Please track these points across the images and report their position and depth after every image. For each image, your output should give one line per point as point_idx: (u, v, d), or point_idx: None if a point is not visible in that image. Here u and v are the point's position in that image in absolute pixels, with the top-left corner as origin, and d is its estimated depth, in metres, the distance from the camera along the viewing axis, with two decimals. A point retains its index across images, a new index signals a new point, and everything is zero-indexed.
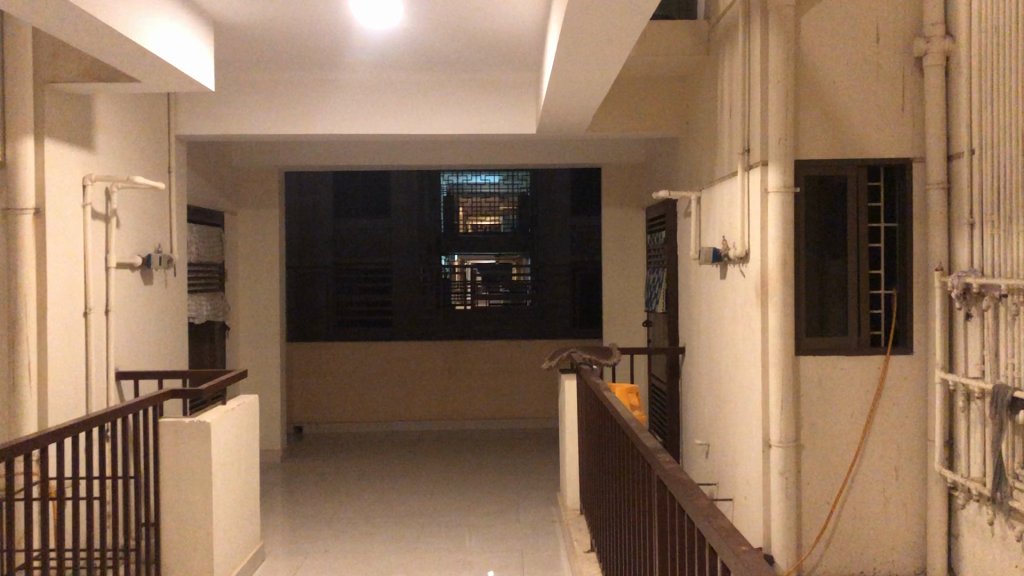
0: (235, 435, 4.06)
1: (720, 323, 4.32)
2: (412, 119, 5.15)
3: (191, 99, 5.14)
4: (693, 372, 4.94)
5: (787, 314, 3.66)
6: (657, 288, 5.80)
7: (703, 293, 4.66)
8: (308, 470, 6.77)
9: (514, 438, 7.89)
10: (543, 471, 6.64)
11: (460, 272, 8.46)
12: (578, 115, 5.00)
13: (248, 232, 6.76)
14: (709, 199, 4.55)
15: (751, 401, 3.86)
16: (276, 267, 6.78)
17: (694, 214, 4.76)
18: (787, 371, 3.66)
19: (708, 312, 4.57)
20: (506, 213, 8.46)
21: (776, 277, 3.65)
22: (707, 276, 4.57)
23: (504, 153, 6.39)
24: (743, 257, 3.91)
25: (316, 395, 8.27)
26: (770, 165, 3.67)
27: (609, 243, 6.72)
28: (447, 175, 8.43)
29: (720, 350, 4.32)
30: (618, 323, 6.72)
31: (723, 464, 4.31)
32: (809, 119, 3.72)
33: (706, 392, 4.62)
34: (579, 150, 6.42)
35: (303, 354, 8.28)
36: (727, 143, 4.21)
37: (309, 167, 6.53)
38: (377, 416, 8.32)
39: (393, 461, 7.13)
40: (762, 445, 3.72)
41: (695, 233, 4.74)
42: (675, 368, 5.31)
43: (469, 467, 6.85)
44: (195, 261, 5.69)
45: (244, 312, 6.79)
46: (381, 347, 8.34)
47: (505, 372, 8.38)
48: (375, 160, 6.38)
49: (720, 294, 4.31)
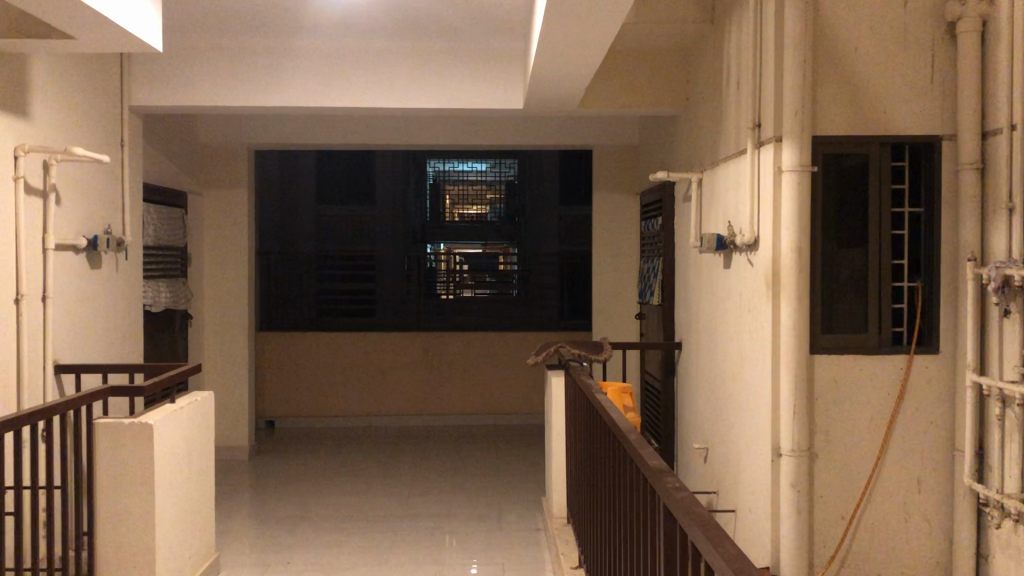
0: (187, 437, 3.66)
1: (723, 317, 3.94)
2: (388, 92, 4.74)
3: (146, 67, 4.69)
4: (691, 369, 4.56)
5: (803, 309, 3.27)
6: (653, 278, 5.40)
7: (704, 285, 4.28)
8: (278, 470, 6.35)
9: (498, 436, 7.50)
10: (529, 473, 6.25)
11: (446, 260, 8.05)
12: (569, 91, 4.61)
13: (216, 215, 6.33)
14: (712, 182, 4.18)
15: (759, 404, 3.48)
16: (245, 252, 6.37)
17: (695, 198, 4.38)
18: (802, 372, 3.29)
19: (709, 306, 4.18)
20: (493, 202, 8.05)
21: (791, 267, 3.27)
22: (708, 265, 4.18)
23: (489, 133, 5.99)
24: (752, 244, 3.53)
25: (289, 388, 7.82)
26: (785, 141, 3.28)
27: (600, 231, 6.34)
28: (434, 162, 8.03)
29: (724, 348, 3.94)
30: (609, 316, 6.33)
31: (725, 471, 3.93)
32: (828, 89, 3.33)
33: (707, 393, 4.25)
34: (570, 131, 6.04)
35: (276, 343, 7.78)
36: (734, 119, 3.82)
37: (282, 145, 6.11)
38: (351, 409, 7.87)
39: (369, 460, 6.71)
40: (772, 454, 3.34)
41: (695, 219, 4.35)
42: (671, 365, 4.95)
43: (450, 468, 6.45)
44: (152, 243, 5.26)
45: (211, 300, 6.37)
46: (357, 337, 7.84)
47: (487, 364, 7.90)
48: (352, 139, 5.97)
49: (724, 285, 3.93)
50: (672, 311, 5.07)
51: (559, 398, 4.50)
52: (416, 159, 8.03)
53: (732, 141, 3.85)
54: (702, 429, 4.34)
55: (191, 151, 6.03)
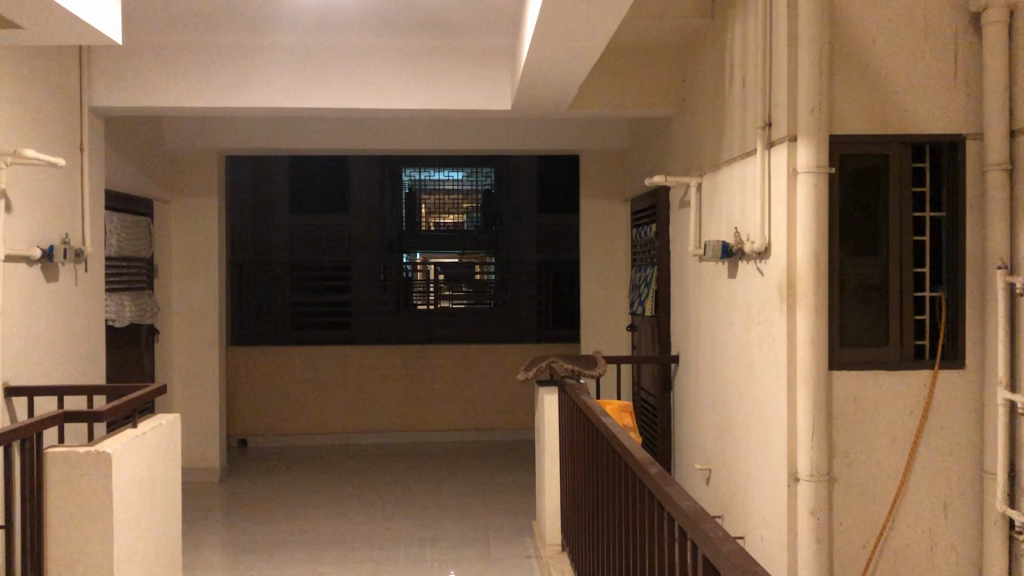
0: (150, 466, 3.35)
1: (728, 329, 3.70)
2: (369, 93, 4.47)
3: (107, 65, 4.38)
4: (691, 384, 4.31)
5: (821, 323, 3.03)
6: (645, 287, 5.14)
7: (705, 296, 4.04)
8: (252, 493, 6.02)
9: (481, 453, 7.21)
10: (515, 494, 5.97)
11: (422, 270, 7.77)
12: (561, 91, 4.35)
13: (184, 224, 6.01)
14: (713, 186, 3.94)
15: (772, 424, 3.23)
16: (215, 263, 6.05)
17: (694, 203, 4.14)
18: (820, 391, 3.04)
19: (711, 317, 3.94)
20: (470, 211, 7.78)
21: (807, 278, 3.03)
22: (711, 275, 3.94)
23: (472, 138, 5.74)
24: (764, 252, 3.28)
25: (263, 405, 7.49)
26: (800, 140, 3.04)
27: (587, 239, 6.08)
28: (409, 170, 7.71)
29: (729, 362, 3.69)
30: (596, 326, 6.07)
31: (732, 494, 3.68)
32: (845, 84, 3.09)
33: (709, 411, 4.00)
34: (557, 135, 5.80)
35: (250, 359, 7.51)
36: (740, 118, 3.59)
37: (254, 150, 5.81)
38: (328, 426, 7.55)
39: (347, 481, 6.41)
40: (788, 478, 3.10)
41: (695, 225, 4.11)
42: (665, 379, 4.70)
43: (432, 488, 6.17)
44: (115, 254, 4.93)
45: (179, 314, 6.04)
46: (335, 353, 7.60)
47: (470, 379, 7.67)
48: (327, 143, 5.69)
49: (730, 295, 3.68)
50: (668, 323, 4.78)
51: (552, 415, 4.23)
52: (391, 166, 7.71)
53: (737, 142, 3.60)
54: (705, 448, 4.09)
55: (158, 157, 5.72)
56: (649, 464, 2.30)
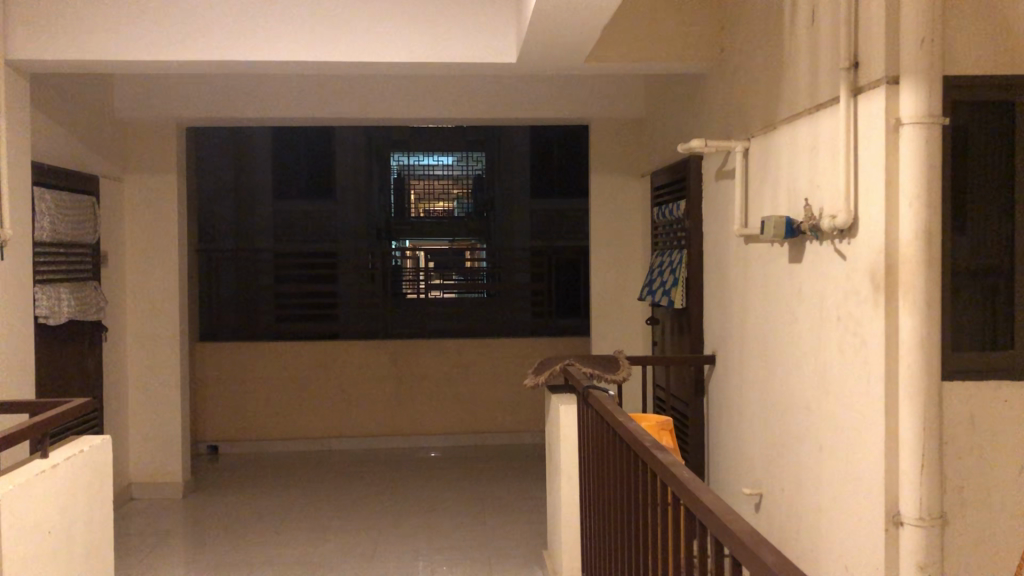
0: (62, 507, 2.63)
1: (795, 327, 2.99)
2: (346, 45, 3.74)
3: (28, 12, 3.62)
4: (736, 390, 3.61)
5: (931, 320, 2.32)
6: (669, 273, 4.40)
7: (758, 285, 3.34)
8: (218, 511, 5.29)
9: (480, 461, 6.50)
10: (521, 513, 5.26)
11: (411, 257, 7.13)
12: (576, 42, 3.63)
13: (139, 207, 5.28)
14: (768, 151, 3.23)
15: (862, 450, 2.52)
16: (175, 251, 5.31)
17: (741, 175, 3.44)
18: (932, 410, 2.33)
19: (768, 311, 3.24)
20: (461, 197, 7.11)
21: (914, 262, 2.32)
22: (768, 261, 3.23)
23: (467, 106, 5.06)
24: (846, 229, 2.58)
25: (235, 408, 6.74)
26: (905, 82, 2.32)
27: (598, 219, 5.35)
28: (396, 154, 7.06)
29: (797, 367, 2.99)
30: (612, 321, 5.36)
31: (799, 530, 2.98)
32: (962, 9, 2.36)
33: (764, 426, 3.30)
34: (567, 103, 5.13)
35: (216, 357, 6.72)
36: (806, 63, 2.88)
37: (222, 120, 5.13)
38: (306, 430, 6.79)
39: (327, 494, 5.70)
40: (887, 522, 2.39)
41: (740, 200, 3.43)
42: (700, 384, 4.02)
43: (423, 505, 5.46)
44: (48, 238, 4.19)
45: (134, 309, 5.30)
46: (312, 346, 6.79)
47: (465, 377, 6.89)
48: (303, 111, 5.03)
49: (798, 284, 2.97)
50: (700, 316, 4.07)
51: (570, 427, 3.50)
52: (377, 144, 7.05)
53: (804, 93, 2.89)
54: (756, 469, 3.40)
55: (107, 128, 4.99)
56: (757, 544, 1.52)
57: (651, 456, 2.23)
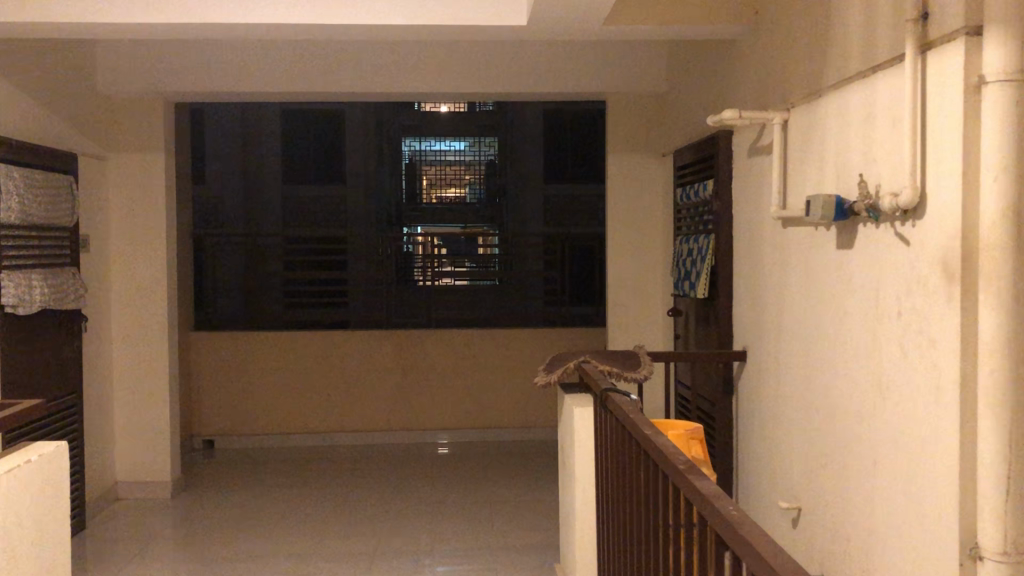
0: (6, 525, 2.30)
1: (845, 322, 2.62)
2: (336, 7, 3.38)
3: None
4: (771, 390, 3.24)
5: (1018, 317, 1.95)
6: (693, 261, 4.04)
7: (799, 273, 2.97)
8: (210, 511, 4.97)
9: (490, 457, 6.15)
10: (532, 516, 4.92)
11: (422, 243, 7.10)
12: (592, 5, 3.26)
13: (124, 188, 4.95)
14: (811, 121, 2.86)
15: (930, 469, 2.15)
16: (163, 234, 4.97)
17: (779, 151, 3.07)
18: (1018, 425, 1.97)
19: (811, 304, 2.88)
20: (472, 182, 7.24)
21: (997, 248, 1.95)
22: (811, 246, 2.86)
23: (468, 80, 4.74)
24: (910, 211, 2.21)
25: (232, 401, 6.42)
26: (988, 33, 1.94)
27: (615, 202, 4.99)
28: (408, 140, 7.25)
29: (847, 369, 2.62)
30: (631, 311, 5.00)
31: (849, 552, 2.61)
32: None
33: (805, 432, 2.94)
34: (583, 78, 4.78)
35: (212, 350, 6.41)
36: (858, 17, 2.50)
37: (212, 94, 4.80)
38: (308, 424, 6.46)
39: (327, 492, 5.38)
40: (962, 556, 2.03)
41: (778, 178, 3.06)
42: (729, 382, 3.65)
43: (427, 505, 5.13)
44: (16, 221, 3.86)
45: (120, 297, 4.97)
46: (312, 337, 6.45)
47: (474, 368, 6.54)
48: (300, 85, 4.72)
49: (849, 274, 2.60)
50: (729, 308, 3.70)
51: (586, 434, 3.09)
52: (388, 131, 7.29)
53: (856, 52, 2.52)
54: (794, 480, 3.04)
55: (89, 102, 4.66)
56: None
57: (685, 483, 1.81)
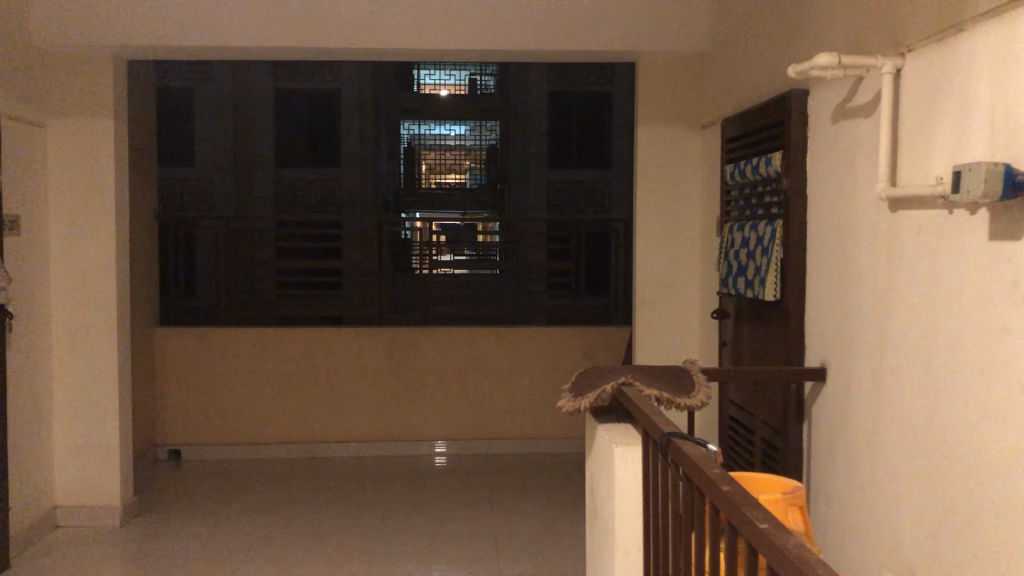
0: None
1: (1005, 342, 1.88)
2: None
3: None
4: (871, 422, 2.50)
5: None
6: (748, 254, 3.31)
7: (921, 271, 2.22)
8: (166, 539, 4.23)
9: (494, 472, 5.41)
10: (546, 549, 4.19)
11: (420, 229, 6.29)
12: None
13: (67, 157, 4.19)
14: (943, 66, 2.11)
15: None
16: (111, 213, 4.22)
17: (885, 108, 2.33)
18: None
19: (941, 314, 2.13)
20: (472, 167, 8.60)
21: None
22: (943, 239, 2.11)
23: (472, 36, 4.02)
24: None
25: (203, 406, 5.68)
26: None
27: (646, 179, 4.23)
28: (409, 127, 8.87)
29: (1010, 411, 1.87)
30: (663, 307, 4.26)
31: None
32: None
33: (929, 486, 2.19)
34: (610, 33, 4.04)
35: (180, 349, 5.65)
36: None
37: (170, 46, 4.07)
38: (290, 434, 5.72)
39: (306, 514, 4.66)
40: None
41: (887, 145, 2.31)
42: (798, 410, 2.94)
43: (422, 532, 4.40)
44: None
45: (61, 289, 4.22)
46: (293, 336, 5.69)
47: (476, 371, 5.79)
48: (273, 39, 4.00)
49: (1013, 277, 1.85)
50: (801, 312, 2.97)
51: (634, 486, 2.31)
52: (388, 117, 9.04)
53: None
54: (907, 546, 2.30)
55: (23, 54, 3.93)
56: None
57: None
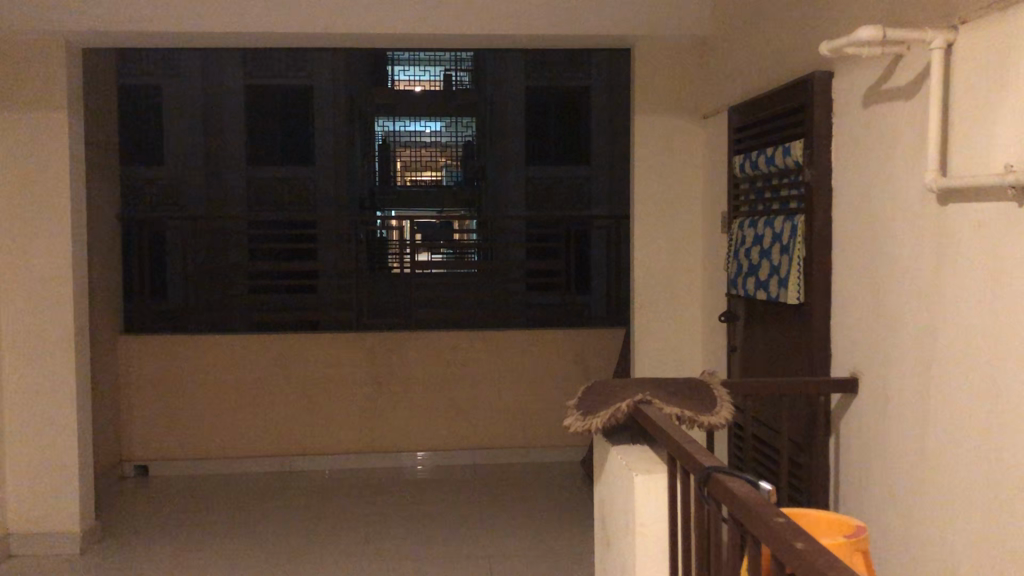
0: None
1: None
2: None
3: None
4: (915, 441, 2.24)
5: None
6: (760, 254, 3.06)
7: (980, 273, 1.96)
8: (127, 566, 3.90)
9: (482, 484, 5.12)
10: (542, 568, 3.91)
11: (397, 228, 5.91)
12: None
13: (17, 155, 3.85)
14: (1008, 39, 1.85)
15: None
16: (64, 216, 3.89)
17: (934, 91, 2.06)
18: None
19: (1007, 323, 1.87)
20: (448, 165, 7.96)
21: None
22: (1009, 237, 1.85)
23: (457, 19, 3.73)
24: None
25: (170, 418, 5.34)
26: None
27: (644, 174, 3.96)
28: (382, 123, 8.07)
29: None
30: (664, 310, 3.99)
31: None
32: None
33: (991, 518, 1.93)
34: (605, 16, 3.76)
35: (145, 358, 5.31)
36: None
37: (128, 33, 3.75)
38: (264, 446, 5.41)
39: (283, 535, 4.34)
40: None
41: (937, 133, 2.05)
42: (825, 421, 2.68)
43: (408, 553, 4.09)
44: None
45: (11, 297, 3.88)
46: (268, 342, 5.37)
47: (461, 378, 5.50)
48: (240, 25, 3.70)
49: None
50: (826, 318, 2.71)
51: (661, 520, 2.02)
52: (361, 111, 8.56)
53: None
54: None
55: None
56: None
57: None
